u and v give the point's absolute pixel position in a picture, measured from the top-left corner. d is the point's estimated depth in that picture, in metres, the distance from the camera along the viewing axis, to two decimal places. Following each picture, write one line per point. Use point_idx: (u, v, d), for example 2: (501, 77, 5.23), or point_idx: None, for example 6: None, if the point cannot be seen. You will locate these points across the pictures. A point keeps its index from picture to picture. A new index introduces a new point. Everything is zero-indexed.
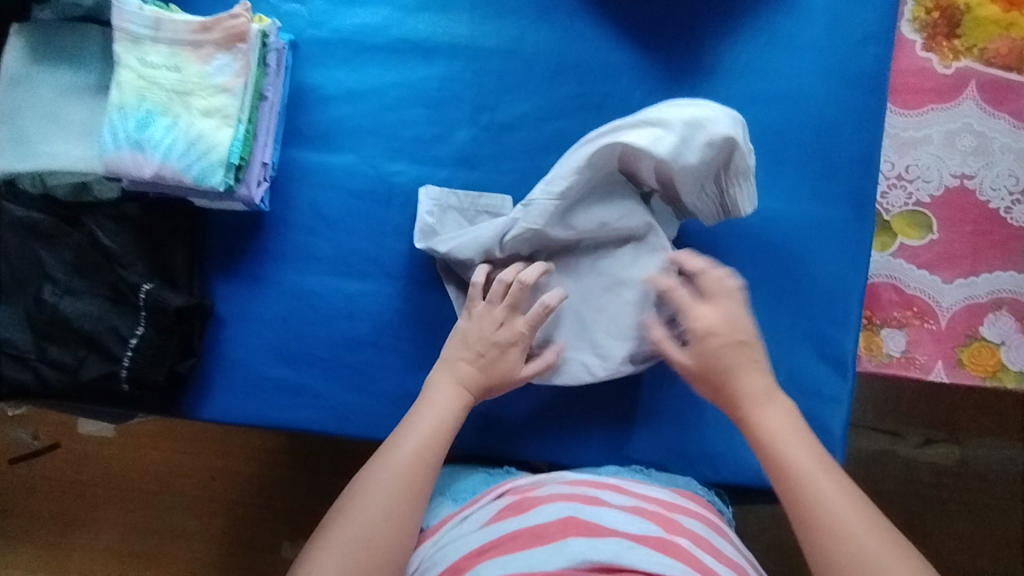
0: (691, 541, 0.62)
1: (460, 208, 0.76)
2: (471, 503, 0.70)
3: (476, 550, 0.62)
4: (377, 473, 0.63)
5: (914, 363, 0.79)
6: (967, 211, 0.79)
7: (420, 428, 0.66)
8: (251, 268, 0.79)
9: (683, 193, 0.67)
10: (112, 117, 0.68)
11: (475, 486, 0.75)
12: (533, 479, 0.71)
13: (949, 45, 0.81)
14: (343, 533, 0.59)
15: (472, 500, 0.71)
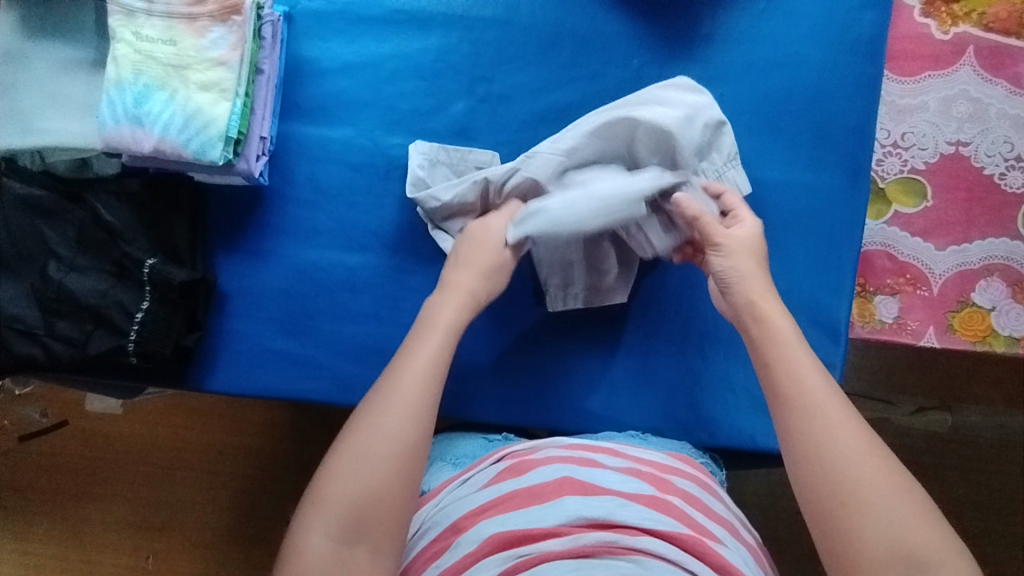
0: (683, 499, 0.65)
1: (450, 163, 0.77)
2: (472, 467, 0.72)
3: (475, 509, 0.64)
4: (380, 393, 0.61)
5: (907, 329, 0.80)
6: (962, 178, 0.80)
7: (424, 348, 0.64)
8: (253, 243, 0.80)
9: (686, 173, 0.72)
10: (110, 92, 0.68)
11: (474, 451, 0.78)
12: (529, 444, 0.73)
13: (947, 10, 0.81)
14: (349, 453, 0.58)
15: (472, 466, 0.73)
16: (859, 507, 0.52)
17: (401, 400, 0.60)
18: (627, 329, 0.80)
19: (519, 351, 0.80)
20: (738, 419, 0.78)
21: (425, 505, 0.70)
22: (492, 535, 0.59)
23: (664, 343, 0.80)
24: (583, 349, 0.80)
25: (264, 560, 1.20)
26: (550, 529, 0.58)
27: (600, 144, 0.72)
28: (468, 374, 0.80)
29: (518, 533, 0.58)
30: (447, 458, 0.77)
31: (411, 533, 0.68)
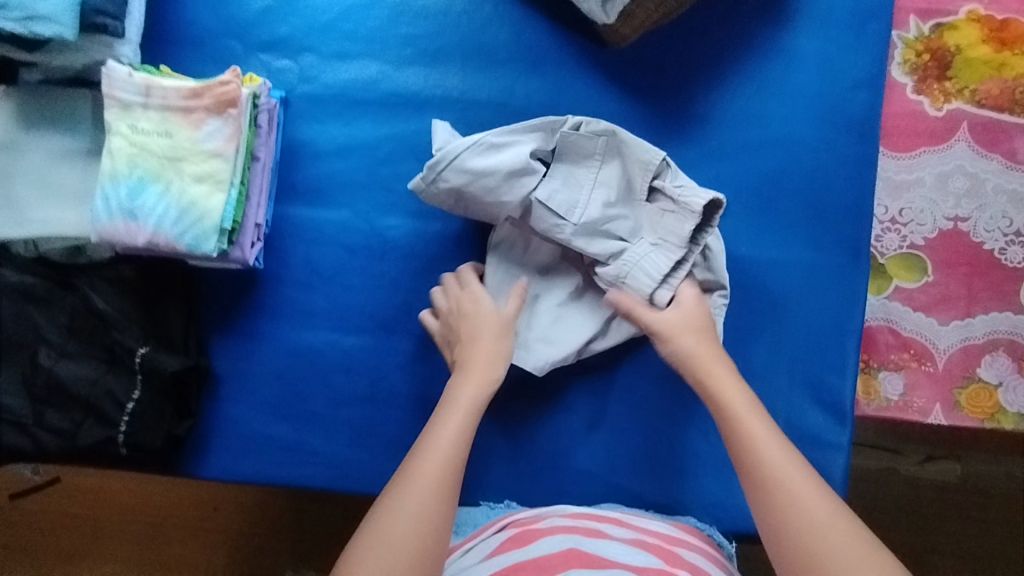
0: None
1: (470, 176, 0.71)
2: (474, 536, 0.71)
3: None
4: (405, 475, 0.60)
5: (913, 407, 0.79)
6: (962, 254, 0.79)
7: (447, 432, 0.63)
8: (247, 325, 0.79)
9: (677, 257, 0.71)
10: (104, 185, 0.68)
11: (478, 518, 0.76)
12: (533, 512, 0.72)
13: (940, 86, 0.81)
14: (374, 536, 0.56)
15: (474, 533, 0.72)
16: (825, 573, 0.53)
17: (424, 480, 0.59)
18: (628, 410, 0.78)
19: (519, 431, 0.78)
20: (743, 502, 0.76)
21: None
22: None
23: (668, 423, 0.78)
24: (584, 431, 0.78)
25: None
26: None
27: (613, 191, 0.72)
28: (467, 455, 0.78)
29: None
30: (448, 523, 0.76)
31: None
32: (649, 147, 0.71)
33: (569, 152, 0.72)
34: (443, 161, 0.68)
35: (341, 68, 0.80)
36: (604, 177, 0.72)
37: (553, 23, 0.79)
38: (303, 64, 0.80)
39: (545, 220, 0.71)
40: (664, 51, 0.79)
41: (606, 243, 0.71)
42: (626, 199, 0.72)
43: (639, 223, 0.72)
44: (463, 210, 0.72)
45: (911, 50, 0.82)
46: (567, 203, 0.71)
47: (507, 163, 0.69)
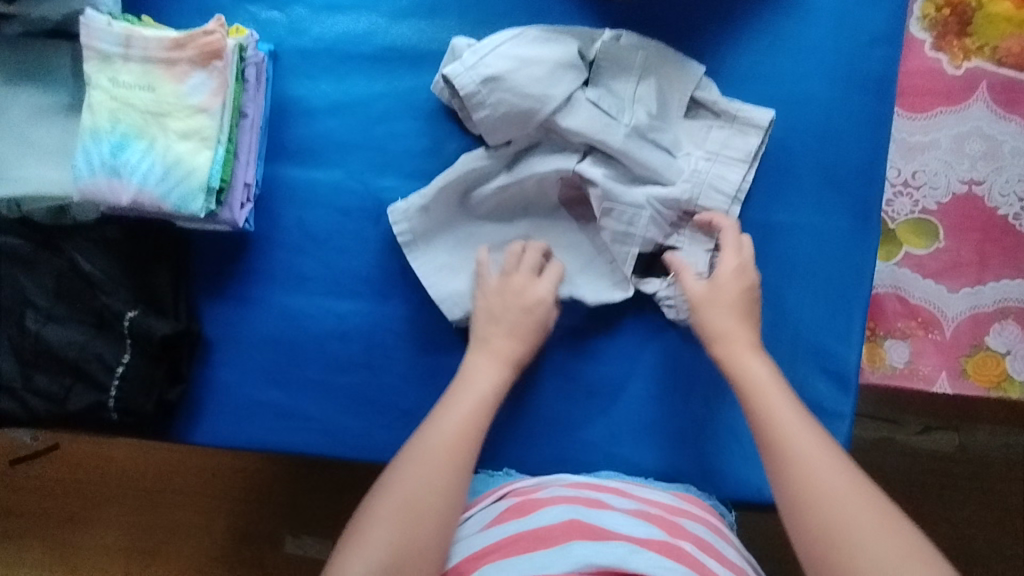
0: (695, 545, 0.62)
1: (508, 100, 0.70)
2: (472, 504, 0.71)
3: (478, 553, 0.61)
4: (419, 443, 0.63)
5: (918, 375, 0.78)
6: (976, 219, 0.77)
7: (458, 417, 0.65)
8: (238, 289, 0.77)
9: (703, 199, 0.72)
10: (85, 141, 0.65)
11: (475, 486, 0.74)
12: (535, 481, 0.72)
13: (959, 43, 0.78)
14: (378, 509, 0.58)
15: (474, 502, 0.72)
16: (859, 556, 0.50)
17: (438, 448, 0.62)
18: (630, 379, 0.77)
19: (517, 398, 0.77)
20: (743, 471, 0.75)
21: None
22: None
23: (670, 390, 0.77)
24: (582, 398, 0.77)
25: None
26: None
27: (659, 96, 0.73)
28: None
29: None
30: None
31: None
32: (693, 62, 0.73)
33: (609, 64, 0.72)
34: (494, 58, 0.69)
35: (333, 20, 0.76)
36: (643, 92, 0.73)
37: None
38: (293, 16, 0.76)
39: (595, 121, 0.71)
40: (672, 3, 0.75)
41: (647, 155, 0.71)
42: (664, 113, 0.73)
43: (677, 137, 0.73)
44: (499, 107, 0.70)
45: (931, 5, 0.78)
46: (616, 105, 0.72)
47: (559, 59, 0.70)
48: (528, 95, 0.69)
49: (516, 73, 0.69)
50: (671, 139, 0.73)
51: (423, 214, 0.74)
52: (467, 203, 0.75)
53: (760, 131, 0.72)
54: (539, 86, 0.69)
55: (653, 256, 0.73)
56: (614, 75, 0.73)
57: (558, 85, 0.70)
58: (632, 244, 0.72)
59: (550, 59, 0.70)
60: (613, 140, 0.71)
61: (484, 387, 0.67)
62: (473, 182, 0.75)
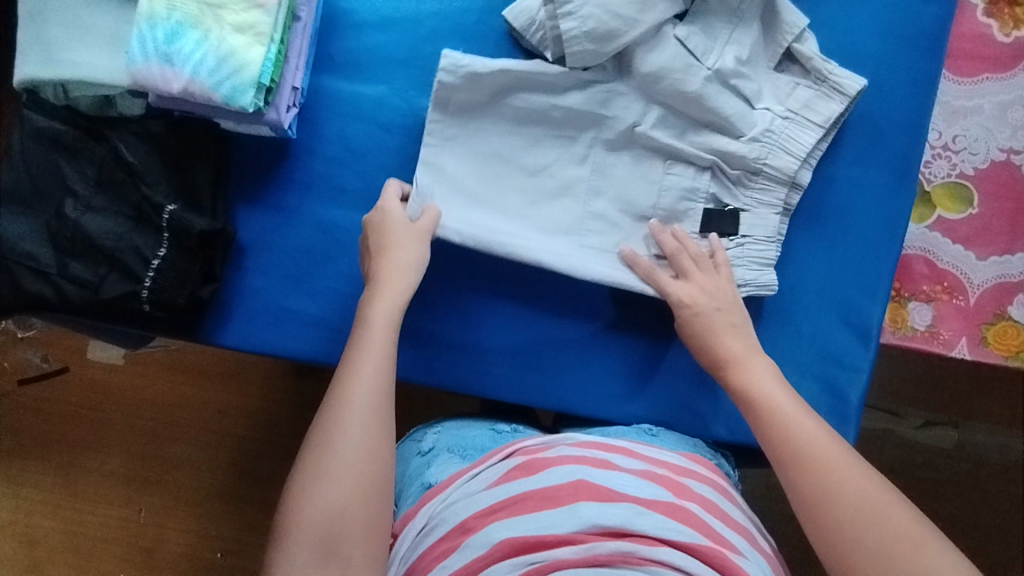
0: (701, 507, 0.60)
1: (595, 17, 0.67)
2: (479, 461, 0.67)
3: (485, 510, 0.59)
4: (341, 383, 0.60)
5: (938, 339, 0.79)
6: (1011, 188, 0.77)
7: (376, 347, 0.62)
8: (275, 197, 0.77)
9: (776, 156, 0.71)
10: (140, 27, 0.65)
11: (484, 442, 0.75)
12: (542, 441, 0.69)
13: (1011, 12, 0.77)
14: (314, 465, 0.56)
15: (481, 459, 0.68)
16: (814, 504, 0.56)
17: (361, 389, 0.59)
18: (658, 319, 0.77)
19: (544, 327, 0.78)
20: None
21: (432, 499, 0.64)
22: (502, 540, 0.54)
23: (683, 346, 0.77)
24: (603, 338, 0.77)
25: (257, 522, 1.19)
26: (565, 535, 0.53)
27: (752, 43, 0.72)
28: (488, 351, 0.76)
29: (531, 538, 0.54)
30: (454, 451, 0.73)
31: (416, 530, 0.63)
32: (797, 15, 0.71)
33: (711, 0, 0.71)
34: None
35: None
36: (738, 34, 0.71)
37: None
38: None
39: (678, 60, 0.70)
40: None
41: (724, 103, 0.71)
42: (754, 62, 0.72)
43: (761, 89, 0.72)
44: (585, 21, 0.67)
45: None
46: (704, 46, 0.71)
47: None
48: (615, 17, 0.67)
49: None
50: (753, 91, 0.72)
51: (473, 83, 0.72)
52: (513, 104, 0.73)
53: (846, 99, 0.71)
54: (630, 8, 0.67)
55: (719, 215, 0.72)
56: (715, 13, 0.71)
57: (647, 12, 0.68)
58: (696, 201, 0.73)
59: None
60: (692, 82, 0.70)
61: (390, 316, 0.65)
62: (534, 85, 0.73)
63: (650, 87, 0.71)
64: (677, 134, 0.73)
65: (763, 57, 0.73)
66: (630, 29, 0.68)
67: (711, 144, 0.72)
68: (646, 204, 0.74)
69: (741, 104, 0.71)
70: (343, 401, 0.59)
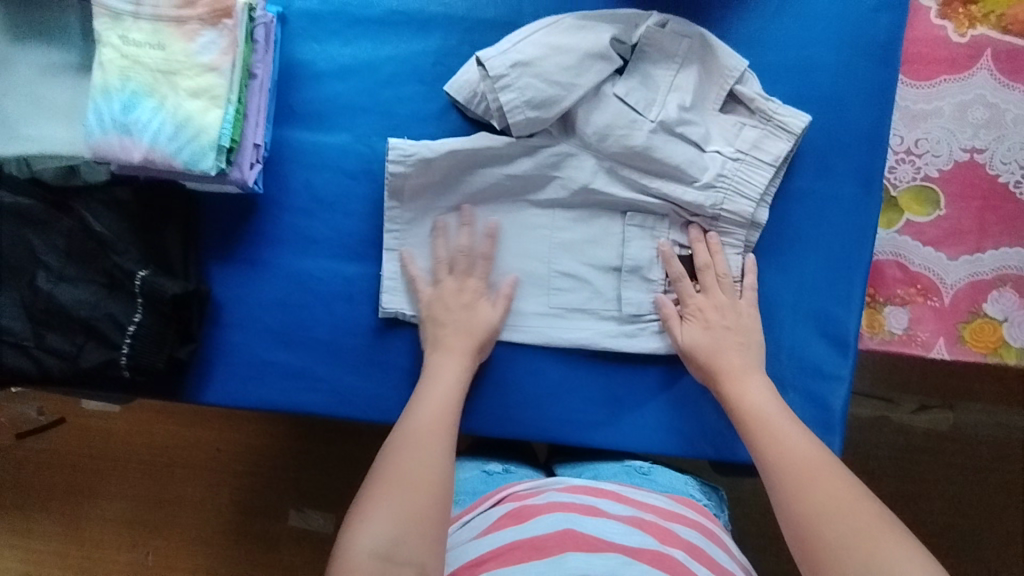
0: (687, 553, 0.60)
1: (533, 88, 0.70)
2: (472, 508, 0.70)
3: (474, 560, 0.59)
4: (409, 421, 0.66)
5: (916, 341, 0.79)
6: (977, 187, 0.78)
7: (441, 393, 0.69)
8: (247, 252, 0.77)
9: (729, 202, 0.73)
10: (96, 99, 0.65)
11: (476, 486, 0.76)
12: (531, 486, 0.71)
13: (964, 11, 0.77)
14: (393, 475, 0.59)
15: (473, 505, 0.71)
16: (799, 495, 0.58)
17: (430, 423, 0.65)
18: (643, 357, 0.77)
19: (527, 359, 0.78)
20: None
21: None
22: None
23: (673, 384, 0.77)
24: (590, 377, 0.77)
25: (262, 560, 1.19)
26: None
27: (694, 89, 0.74)
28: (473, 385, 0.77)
29: None
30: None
31: None
32: (735, 56, 0.73)
33: (650, 51, 0.74)
34: (528, 48, 0.70)
35: None
36: (680, 81, 0.74)
37: None
38: None
39: (622, 116, 0.73)
40: None
41: (675, 152, 0.73)
42: (699, 105, 0.74)
43: (709, 130, 0.74)
44: (524, 91, 0.69)
45: None
46: (645, 101, 0.73)
47: (591, 47, 0.71)
48: (552, 87, 0.70)
49: (546, 63, 0.70)
50: (702, 134, 0.74)
51: (425, 166, 0.73)
52: (469, 178, 0.75)
53: (792, 136, 0.73)
54: (565, 77, 0.70)
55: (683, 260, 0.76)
56: (655, 65, 0.74)
57: (583, 77, 0.70)
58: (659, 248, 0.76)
59: (589, 47, 0.71)
60: (637, 137, 0.73)
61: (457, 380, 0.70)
62: (486, 158, 0.74)
63: (603, 147, 0.74)
64: (632, 185, 0.75)
65: (709, 100, 0.75)
66: (568, 97, 0.70)
67: (668, 193, 0.74)
68: (610, 257, 0.77)
69: (692, 152, 0.73)
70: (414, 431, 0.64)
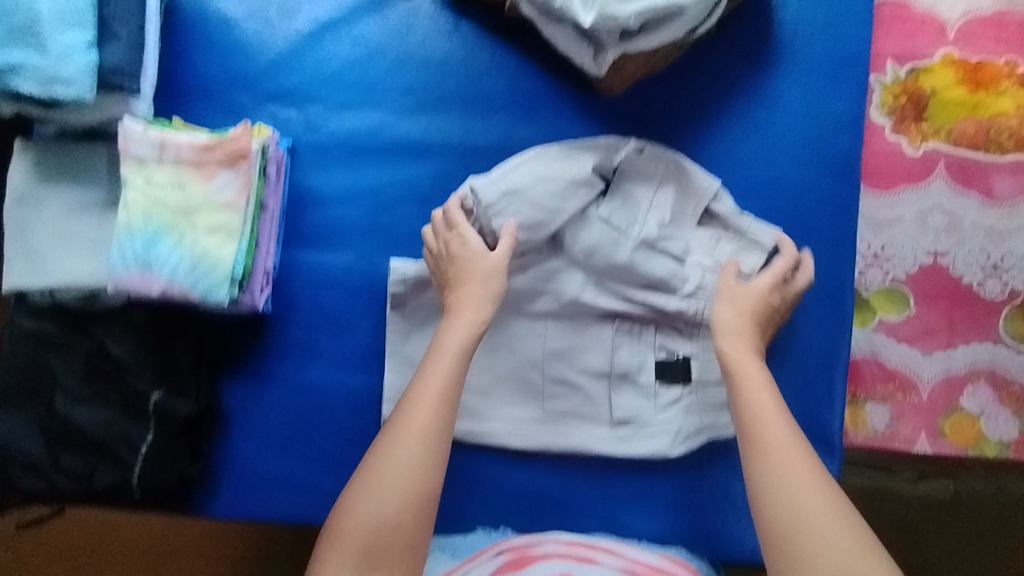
0: None
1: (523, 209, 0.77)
2: (472, 558, 0.73)
3: None
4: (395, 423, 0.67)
5: (899, 436, 0.82)
6: (943, 288, 0.83)
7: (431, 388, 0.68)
8: (255, 367, 0.81)
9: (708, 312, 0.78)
10: (120, 237, 0.71)
11: (473, 544, 0.77)
12: (529, 539, 0.75)
13: (917, 127, 0.83)
14: (370, 481, 0.65)
15: (471, 558, 0.74)
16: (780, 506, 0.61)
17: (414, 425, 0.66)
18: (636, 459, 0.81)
19: (526, 463, 0.81)
20: (736, 530, 0.79)
21: None
22: None
23: (666, 484, 0.80)
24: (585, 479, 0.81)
25: None
26: None
27: (673, 206, 0.79)
28: (473, 488, 0.80)
29: None
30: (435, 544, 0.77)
31: None
32: (708, 177, 0.79)
33: (630, 173, 0.80)
34: (519, 177, 0.77)
35: (344, 117, 0.83)
36: (659, 199, 0.79)
37: (546, 71, 0.82)
38: (308, 114, 0.83)
39: (605, 237, 0.79)
40: (658, 96, 0.81)
41: (656, 265, 0.79)
42: (677, 221, 0.80)
43: (688, 244, 0.80)
44: (514, 218, 0.76)
45: (889, 92, 0.84)
46: (627, 220, 0.79)
47: (575, 174, 0.77)
48: (540, 211, 0.77)
49: (533, 190, 0.77)
50: (682, 247, 0.79)
51: (424, 286, 0.80)
52: None
53: (764, 250, 0.78)
54: (552, 201, 0.77)
55: (670, 365, 0.80)
56: (636, 185, 0.80)
57: (568, 202, 0.77)
58: (647, 354, 0.81)
59: (571, 174, 0.77)
60: (620, 253, 0.78)
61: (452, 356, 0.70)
62: None
63: (587, 262, 0.80)
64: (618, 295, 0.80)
65: (689, 213, 0.80)
66: (554, 220, 0.77)
67: (652, 303, 0.79)
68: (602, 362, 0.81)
69: (672, 265, 0.79)
70: (399, 428, 0.67)
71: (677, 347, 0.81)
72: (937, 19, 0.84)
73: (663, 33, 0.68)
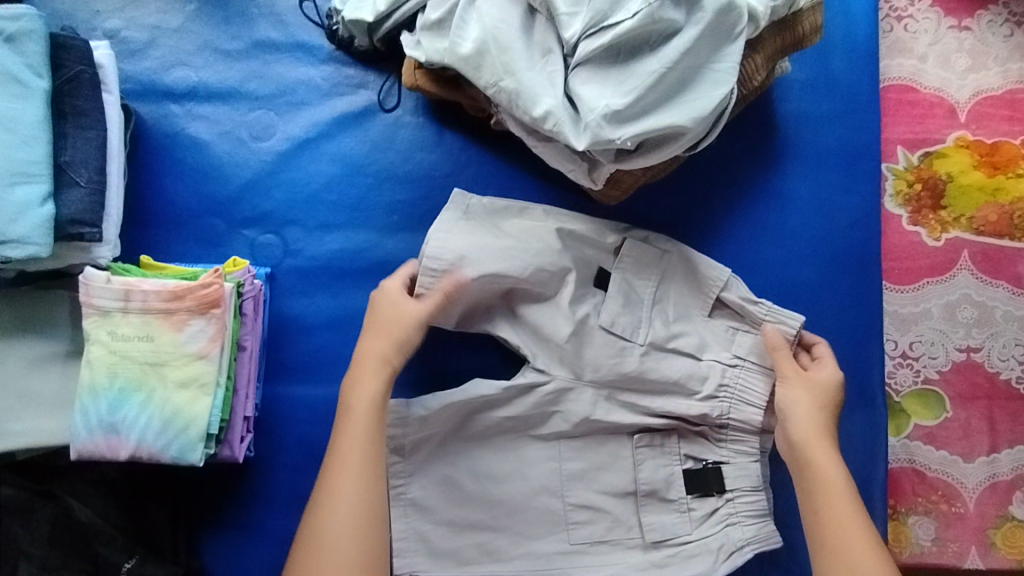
0: None
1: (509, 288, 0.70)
2: None
3: None
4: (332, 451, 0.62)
5: (947, 552, 0.75)
6: (979, 386, 0.77)
7: (362, 408, 0.63)
8: (239, 517, 0.74)
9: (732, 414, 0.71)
10: (83, 399, 0.65)
11: None
12: None
13: (935, 216, 0.79)
14: (320, 515, 0.59)
15: None
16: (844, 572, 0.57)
17: (350, 445, 0.61)
18: None
19: None
20: None
21: None
22: None
23: None
24: None
25: None
26: None
27: (683, 294, 0.74)
28: None
29: None
30: None
31: None
32: (716, 266, 0.73)
33: (629, 265, 0.73)
34: (476, 257, 0.69)
35: (325, 240, 0.77)
36: (661, 293, 0.74)
37: (537, 180, 0.78)
38: (287, 237, 0.77)
39: (610, 347, 0.72)
40: (657, 201, 0.77)
41: (670, 367, 0.72)
42: (685, 317, 0.74)
43: (703, 339, 0.73)
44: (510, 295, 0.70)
45: (903, 180, 0.79)
46: (631, 325, 0.72)
47: (559, 260, 0.71)
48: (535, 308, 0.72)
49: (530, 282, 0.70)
50: (697, 346, 0.72)
51: (422, 424, 0.71)
52: (468, 426, 0.74)
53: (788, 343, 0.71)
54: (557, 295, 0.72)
55: (699, 474, 0.72)
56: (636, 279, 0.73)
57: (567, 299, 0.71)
58: (672, 462, 0.73)
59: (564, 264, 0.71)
60: (629, 366, 0.71)
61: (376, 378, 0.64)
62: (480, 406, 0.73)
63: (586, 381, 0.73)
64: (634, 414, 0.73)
65: (701, 302, 0.74)
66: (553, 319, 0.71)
67: (671, 411, 0.72)
68: (617, 491, 0.73)
69: (687, 366, 0.72)
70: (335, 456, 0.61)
71: (704, 453, 0.73)
72: (947, 101, 0.80)
73: (667, 150, 0.61)
